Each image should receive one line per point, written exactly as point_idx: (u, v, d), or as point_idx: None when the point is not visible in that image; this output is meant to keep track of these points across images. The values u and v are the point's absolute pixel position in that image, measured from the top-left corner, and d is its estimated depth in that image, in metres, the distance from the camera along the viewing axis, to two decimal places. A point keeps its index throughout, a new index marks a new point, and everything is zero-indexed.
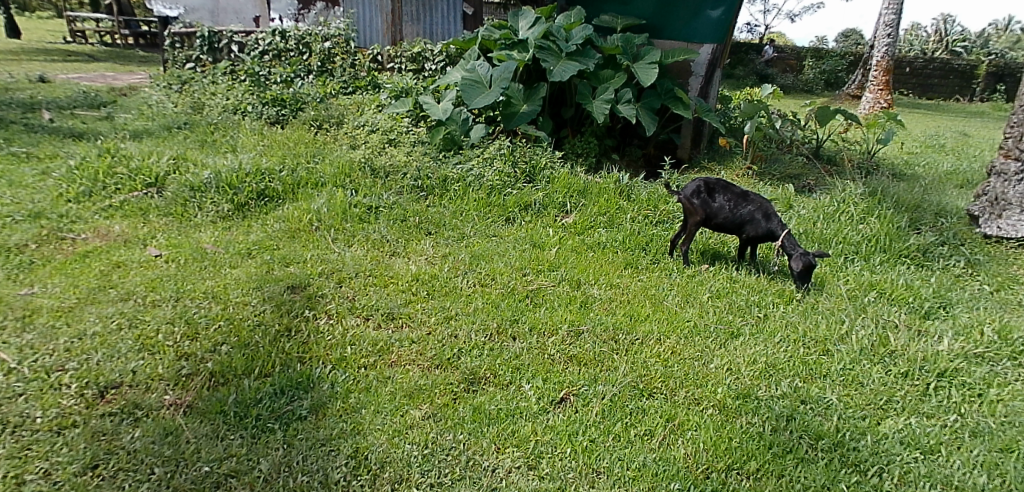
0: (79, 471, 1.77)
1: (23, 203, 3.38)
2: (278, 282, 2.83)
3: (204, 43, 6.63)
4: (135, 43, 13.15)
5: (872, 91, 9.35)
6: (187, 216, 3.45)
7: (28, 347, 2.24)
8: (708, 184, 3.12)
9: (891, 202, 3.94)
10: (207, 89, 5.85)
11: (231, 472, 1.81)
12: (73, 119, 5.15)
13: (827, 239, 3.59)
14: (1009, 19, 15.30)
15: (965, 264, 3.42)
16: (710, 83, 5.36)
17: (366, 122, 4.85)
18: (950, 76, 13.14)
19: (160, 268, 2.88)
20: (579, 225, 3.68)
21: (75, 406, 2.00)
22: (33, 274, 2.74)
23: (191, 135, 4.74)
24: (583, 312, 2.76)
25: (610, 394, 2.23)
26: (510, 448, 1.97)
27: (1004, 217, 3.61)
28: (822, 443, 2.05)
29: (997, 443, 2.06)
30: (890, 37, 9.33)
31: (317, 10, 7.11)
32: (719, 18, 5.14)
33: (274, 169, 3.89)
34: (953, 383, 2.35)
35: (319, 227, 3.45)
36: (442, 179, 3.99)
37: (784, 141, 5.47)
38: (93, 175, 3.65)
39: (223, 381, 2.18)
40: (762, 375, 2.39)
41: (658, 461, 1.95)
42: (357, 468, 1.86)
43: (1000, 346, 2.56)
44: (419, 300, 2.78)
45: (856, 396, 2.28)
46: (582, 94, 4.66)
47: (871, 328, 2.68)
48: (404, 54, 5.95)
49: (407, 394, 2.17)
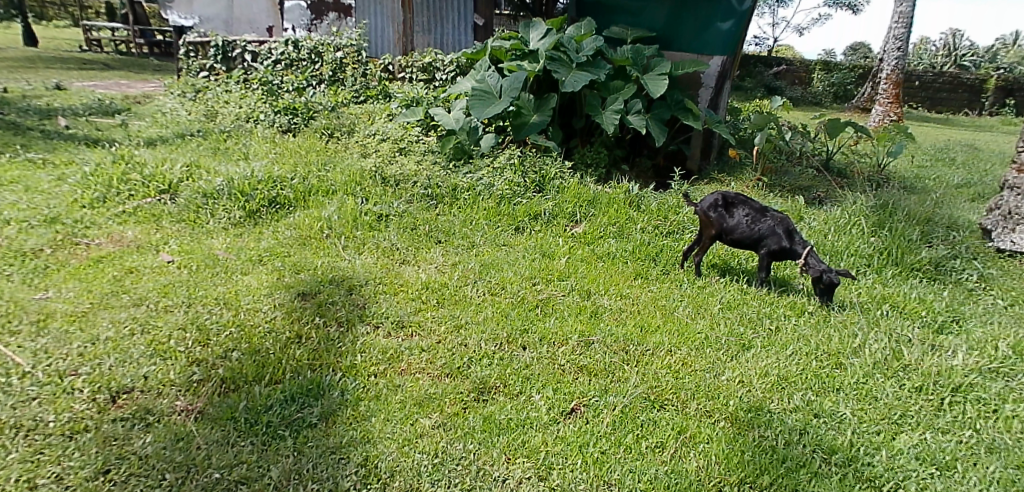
0: (91, 475, 1.78)
1: (38, 208, 3.42)
2: (289, 289, 2.85)
3: (219, 52, 6.71)
4: (150, 51, 13.33)
5: (881, 105, 9.32)
6: (200, 223, 3.47)
7: (42, 351, 2.26)
8: (726, 198, 3.10)
9: (903, 214, 3.91)
10: (221, 98, 5.91)
11: (242, 478, 1.81)
12: (88, 126, 5.21)
13: (838, 251, 3.58)
14: (1016, 34, 15.27)
15: (979, 277, 3.38)
16: (720, 94, 5.37)
17: (377, 131, 4.91)
18: (959, 90, 13.12)
19: (173, 273, 2.90)
20: (588, 235, 3.68)
21: (88, 411, 2.00)
22: (48, 279, 2.76)
23: (205, 143, 4.78)
24: (593, 322, 2.75)
25: (622, 405, 2.22)
26: (520, 458, 1.96)
27: (1017, 231, 3.63)
28: (836, 457, 2.03)
29: (1013, 459, 2.03)
30: (900, 50, 9.31)
31: (328, 20, 7.17)
32: (729, 30, 5.18)
33: (286, 176, 3.92)
34: (967, 398, 2.33)
35: (329, 235, 3.46)
36: (452, 188, 4.02)
37: (795, 153, 5.45)
38: (108, 182, 3.70)
39: (234, 387, 2.19)
40: (774, 388, 2.37)
41: (670, 473, 1.93)
42: (368, 477, 1.85)
43: (1014, 362, 2.54)
44: (429, 308, 2.78)
45: (870, 410, 2.26)
46: (591, 105, 4.66)
47: (884, 342, 2.66)
48: (415, 64, 6.01)
49: (416, 403, 2.16)
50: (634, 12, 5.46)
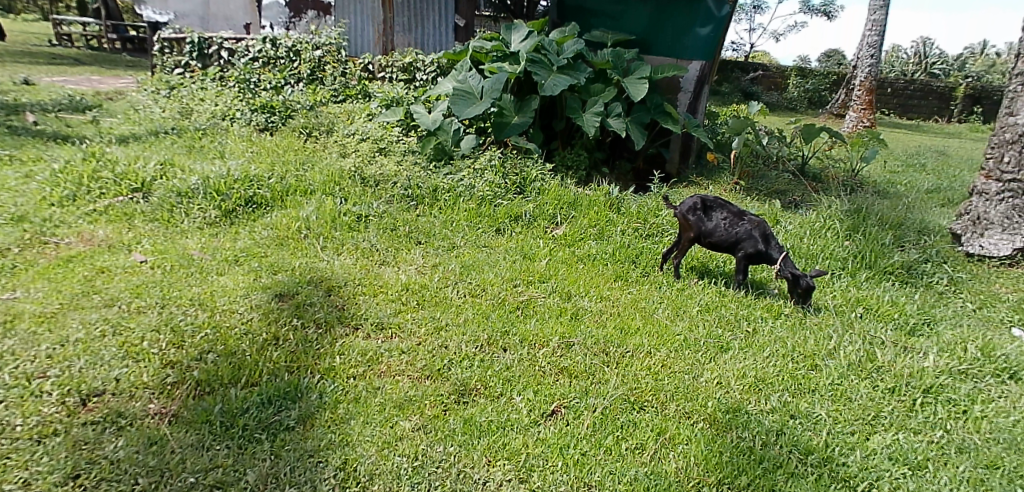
0: (60, 481, 1.73)
1: (5, 206, 3.32)
2: (266, 290, 2.81)
3: (194, 49, 6.59)
4: (122, 47, 13.07)
5: (855, 111, 9.47)
6: (174, 222, 3.40)
7: (9, 353, 2.19)
8: (705, 202, 3.13)
9: (876, 219, 3.98)
10: (196, 95, 5.82)
11: (217, 483, 1.77)
12: (58, 122, 5.09)
13: (813, 254, 3.63)
14: (984, 44, 15.65)
15: (949, 280, 3.46)
16: (699, 99, 5.41)
17: (356, 131, 4.86)
18: (930, 98, 13.42)
19: (146, 274, 2.84)
20: (568, 237, 3.69)
21: (57, 415, 1.95)
22: (15, 279, 2.68)
23: (179, 140, 4.69)
24: (574, 324, 2.75)
25: (602, 406, 2.22)
26: (500, 460, 1.96)
27: (985, 236, 3.73)
28: (812, 457, 2.06)
29: (983, 459, 2.07)
30: (873, 58, 9.48)
31: (308, 18, 7.13)
32: (707, 35, 5.30)
33: (263, 176, 3.87)
34: (938, 399, 2.38)
35: (307, 235, 3.42)
36: (432, 189, 4.00)
37: (771, 158, 5.53)
38: (78, 180, 3.61)
39: (209, 390, 2.14)
40: (751, 389, 2.39)
41: (651, 475, 1.94)
42: (346, 481, 1.83)
43: (983, 363, 2.60)
44: (409, 310, 2.76)
45: (845, 411, 2.30)
46: (572, 108, 4.68)
47: (858, 344, 2.71)
48: (395, 63, 5.98)
49: (396, 406, 2.14)
50: (614, 16, 5.50)
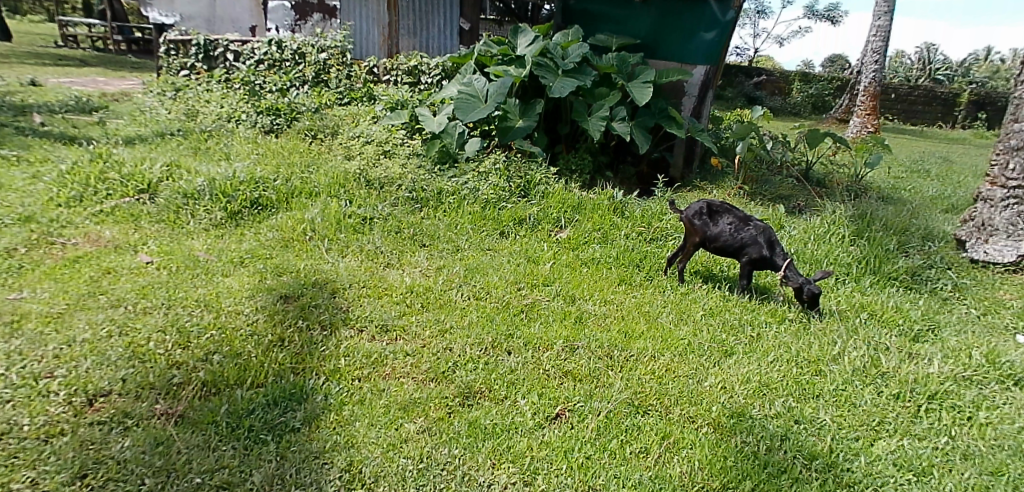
0: (68, 480, 1.74)
1: (12, 206, 3.34)
2: (270, 291, 2.81)
3: (200, 51, 6.57)
4: (127, 48, 13.13)
5: (859, 116, 9.46)
6: (180, 224, 3.41)
7: (16, 352, 2.20)
8: (711, 207, 3.13)
9: (880, 225, 3.99)
10: (201, 97, 5.84)
11: (223, 483, 1.78)
12: (64, 123, 5.12)
13: (817, 260, 3.64)
14: (989, 49, 15.65)
15: (953, 287, 3.46)
16: (704, 103, 5.41)
17: (361, 133, 4.86)
18: (934, 103, 13.41)
19: (152, 275, 2.85)
20: (573, 240, 3.69)
21: (64, 414, 1.96)
22: (22, 279, 2.70)
23: (184, 142, 4.71)
24: (578, 328, 2.76)
25: (607, 410, 2.22)
26: (505, 463, 1.96)
27: (990, 242, 3.72)
28: (816, 463, 2.05)
29: (987, 466, 2.07)
30: (877, 63, 9.51)
31: (313, 21, 7.09)
32: (713, 40, 5.26)
33: (268, 178, 3.89)
34: (943, 406, 2.38)
35: (312, 237, 3.43)
36: (437, 191, 4.01)
37: (775, 163, 5.52)
38: (85, 181, 3.63)
39: (215, 390, 2.15)
40: (756, 394, 2.39)
41: (655, 479, 1.94)
42: (351, 482, 1.84)
43: (988, 370, 2.60)
44: (414, 312, 2.77)
45: (849, 417, 2.30)
46: (577, 112, 4.69)
47: (862, 350, 2.71)
48: (400, 66, 6.01)
49: (401, 407, 2.15)
50: (619, 20, 5.52)
